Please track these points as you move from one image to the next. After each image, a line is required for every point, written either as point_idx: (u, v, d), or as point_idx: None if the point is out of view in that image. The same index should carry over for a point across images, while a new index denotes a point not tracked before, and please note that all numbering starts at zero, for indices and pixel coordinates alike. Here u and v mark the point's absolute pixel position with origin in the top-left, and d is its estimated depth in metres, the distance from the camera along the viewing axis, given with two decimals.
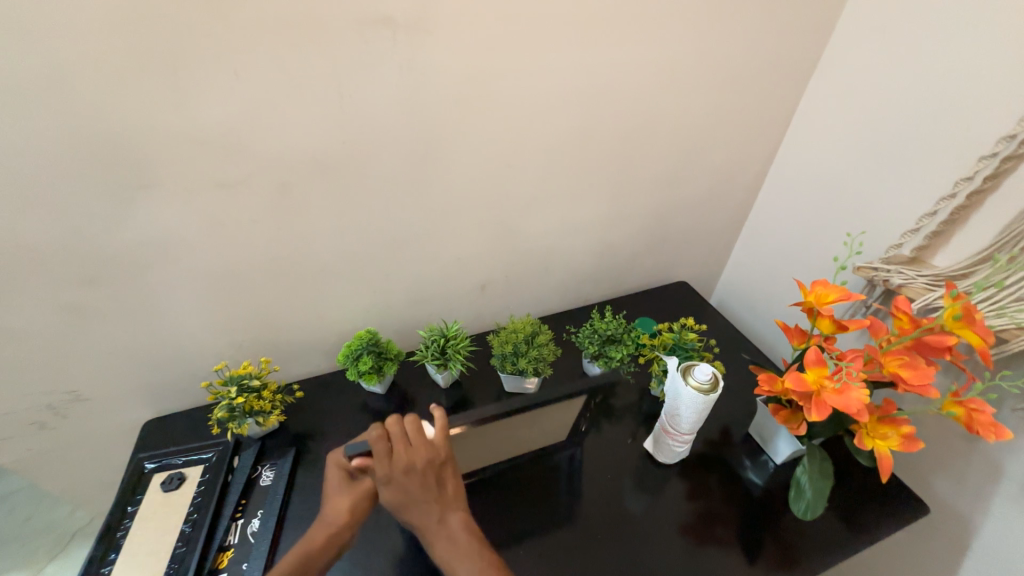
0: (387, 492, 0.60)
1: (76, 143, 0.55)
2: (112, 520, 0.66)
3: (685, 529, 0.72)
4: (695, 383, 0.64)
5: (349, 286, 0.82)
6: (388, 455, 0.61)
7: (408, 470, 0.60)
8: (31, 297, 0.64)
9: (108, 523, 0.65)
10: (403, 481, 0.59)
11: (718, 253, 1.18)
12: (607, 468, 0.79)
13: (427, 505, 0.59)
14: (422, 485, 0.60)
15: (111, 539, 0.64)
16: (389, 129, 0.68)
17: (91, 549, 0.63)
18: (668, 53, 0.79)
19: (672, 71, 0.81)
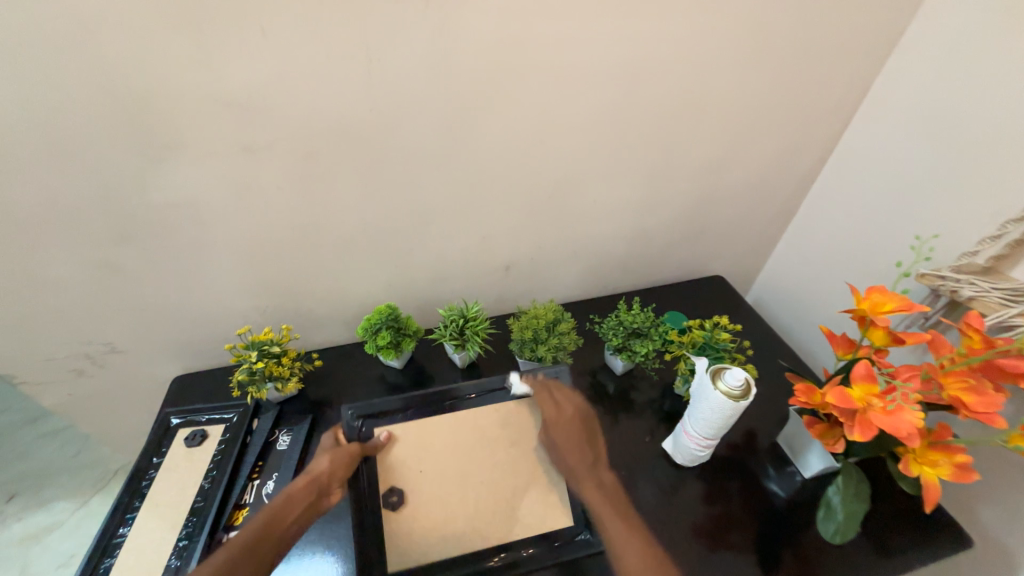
0: (556, 436, 0.68)
1: (105, 98, 0.55)
2: (139, 468, 0.69)
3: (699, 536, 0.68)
4: (725, 388, 0.58)
5: (371, 259, 0.81)
6: (552, 403, 0.71)
7: (567, 417, 0.70)
8: (69, 252, 0.66)
9: (138, 469, 0.69)
10: (561, 425, 0.69)
11: (760, 248, 1.11)
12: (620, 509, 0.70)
13: (581, 450, 0.67)
14: (573, 432, 0.68)
15: (137, 486, 0.67)
16: (420, 98, 0.65)
17: (118, 495, 0.66)
18: (729, 24, 0.71)
19: (731, 44, 0.73)
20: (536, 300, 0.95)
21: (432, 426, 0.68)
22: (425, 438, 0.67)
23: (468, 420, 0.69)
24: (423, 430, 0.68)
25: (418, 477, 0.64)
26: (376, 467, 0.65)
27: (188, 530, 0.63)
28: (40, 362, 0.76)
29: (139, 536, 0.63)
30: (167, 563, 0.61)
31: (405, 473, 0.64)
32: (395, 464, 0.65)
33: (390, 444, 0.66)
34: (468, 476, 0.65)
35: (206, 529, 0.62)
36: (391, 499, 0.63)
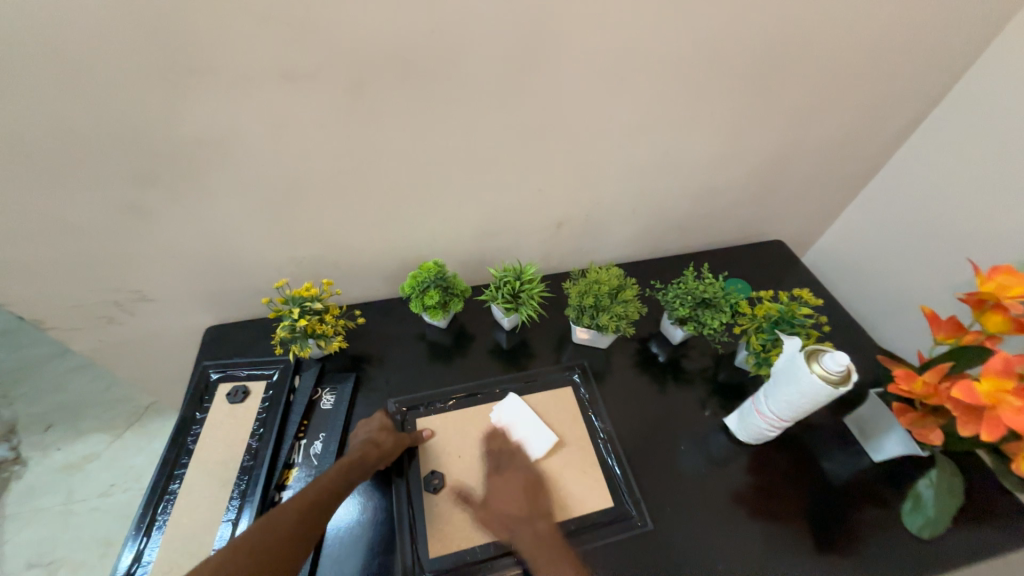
0: (492, 494, 0.62)
1: (121, 5, 0.45)
2: (184, 423, 0.67)
3: (760, 509, 0.66)
4: (821, 372, 0.53)
5: (417, 211, 0.74)
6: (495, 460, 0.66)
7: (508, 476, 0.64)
8: (89, 192, 0.58)
9: (182, 423, 0.67)
10: (499, 486, 0.63)
11: (828, 211, 1.02)
12: (661, 496, 0.67)
13: (519, 508, 0.61)
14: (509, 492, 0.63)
15: (183, 442, 0.65)
16: (490, 20, 0.54)
17: (165, 451, 0.64)
18: None
19: None
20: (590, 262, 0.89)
21: (465, 416, 0.71)
22: (463, 429, 0.70)
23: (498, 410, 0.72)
24: (460, 420, 0.71)
25: (457, 464, 0.66)
26: (419, 453, 0.67)
27: (238, 490, 0.61)
28: (67, 308, 0.72)
29: (190, 491, 0.61)
30: (222, 520, 0.59)
31: (446, 460, 0.66)
32: (436, 452, 0.67)
33: (429, 439, 0.68)
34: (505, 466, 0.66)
35: (258, 489, 0.60)
36: (434, 482, 0.64)
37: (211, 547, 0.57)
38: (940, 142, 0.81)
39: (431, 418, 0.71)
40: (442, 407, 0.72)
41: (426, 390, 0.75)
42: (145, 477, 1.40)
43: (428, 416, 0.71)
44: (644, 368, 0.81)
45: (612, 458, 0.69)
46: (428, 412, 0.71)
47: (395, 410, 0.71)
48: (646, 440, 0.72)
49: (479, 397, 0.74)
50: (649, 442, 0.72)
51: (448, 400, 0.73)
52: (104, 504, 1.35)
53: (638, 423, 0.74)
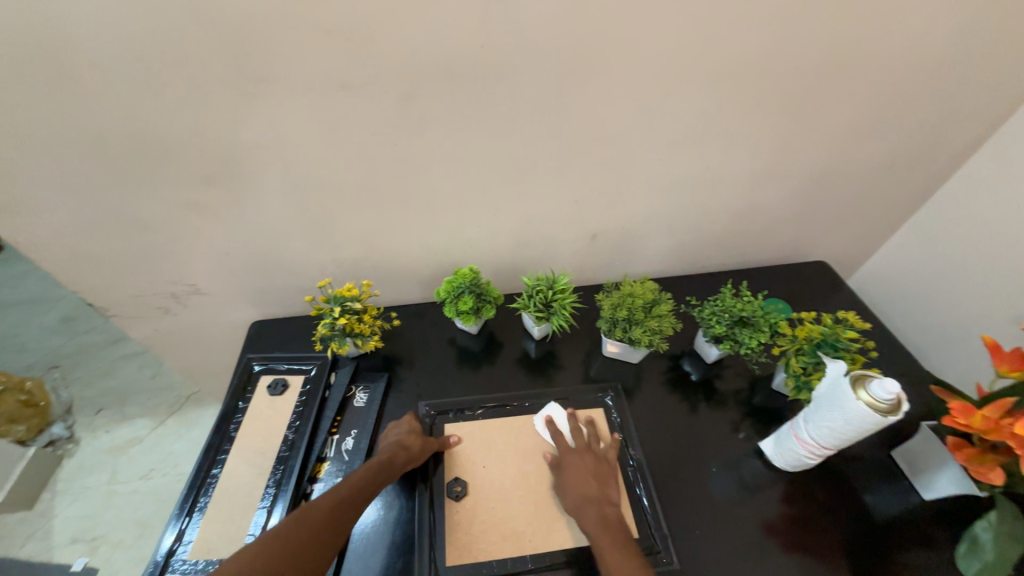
0: (562, 469, 0.64)
1: (205, 20, 0.49)
2: (227, 411, 0.70)
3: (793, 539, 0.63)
4: (868, 400, 0.50)
5: (455, 217, 0.76)
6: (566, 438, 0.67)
7: (582, 452, 0.65)
8: (158, 190, 0.63)
9: (225, 411, 0.70)
10: (571, 462, 0.64)
11: (876, 233, 0.97)
12: (688, 522, 0.65)
13: (588, 486, 0.62)
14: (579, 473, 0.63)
15: (225, 429, 0.69)
16: (538, 35, 0.56)
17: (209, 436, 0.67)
18: None
19: None
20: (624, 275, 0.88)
21: (492, 424, 0.72)
22: (489, 438, 0.70)
23: (526, 420, 0.72)
24: (486, 429, 0.71)
25: (482, 473, 0.66)
26: (446, 459, 0.68)
27: (273, 481, 0.63)
28: (129, 296, 0.78)
29: (230, 477, 0.64)
30: (257, 507, 0.62)
31: (470, 468, 0.67)
32: (462, 460, 0.68)
33: (456, 444, 0.69)
34: (529, 480, 0.66)
35: (291, 479, 0.63)
36: (456, 489, 0.65)
37: (246, 536, 0.60)
38: (1003, 164, 0.77)
39: (459, 424, 0.72)
40: (469, 415, 0.73)
41: (454, 396, 0.76)
42: (182, 464, 1.46)
43: (456, 421, 0.72)
44: (676, 386, 0.79)
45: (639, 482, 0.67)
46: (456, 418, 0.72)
47: (426, 414, 0.72)
48: (675, 460, 0.70)
49: (509, 406, 0.74)
50: (678, 464, 0.70)
51: (477, 407, 0.74)
52: (143, 487, 1.42)
53: (667, 442, 0.72)
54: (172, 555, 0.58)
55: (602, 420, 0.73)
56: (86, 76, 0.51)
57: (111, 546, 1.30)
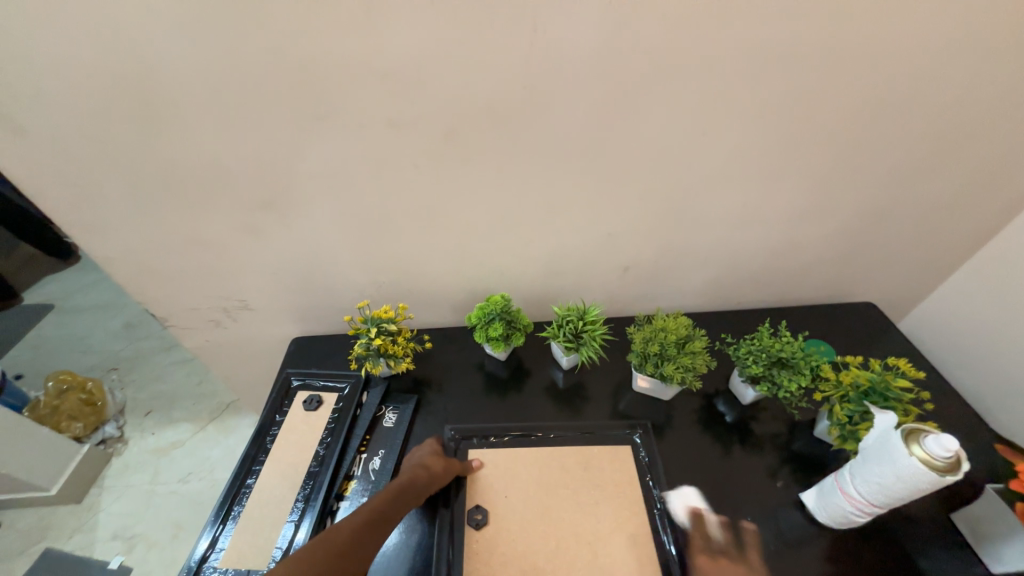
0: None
1: (277, 65, 0.55)
2: (265, 423, 0.74)
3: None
4: (922, 456, 0.47)
5: (489, 246, 0.78)
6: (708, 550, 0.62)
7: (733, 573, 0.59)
8: (222, 213, 0.69)
9: (262, 424, 0.74)
10: None
11: (929, 275, 0.92)
12: (719, 574, 0.60)
13: None
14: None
15: (262, 441, 0.72)
16: (578, 76, 0.58)
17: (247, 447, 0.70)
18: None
19: (983, 20, 0.56)
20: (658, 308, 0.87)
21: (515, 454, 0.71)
22: (511, 466, 0.70)
23: (550, 452, 0.72)
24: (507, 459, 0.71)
25: (502, 502, 0.66)
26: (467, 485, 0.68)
27: (302, 496, 0.65)
28: (187, 309, 0.84)
29: (263, 488, 0.67)
30: (285, 520, 0.63)
31: (491, 496, 0.66)
32: (484, 487, 0.67)
33: (479, 469, 0.69)
34: (551, 514, 0.65)
35: (319, 495, 0.64)
36: (477, 518, 0.64)
37: (273, 549, 0.61)
38: None
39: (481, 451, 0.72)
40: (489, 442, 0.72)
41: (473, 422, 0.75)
42: (217, 470, 1.52)
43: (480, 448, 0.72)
44: (708, 426, 0.77)
45: (666, 529, 0.63)
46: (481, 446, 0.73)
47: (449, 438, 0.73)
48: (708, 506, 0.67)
49: (533, 436, 0.73)
50: (709, 510, 0.67)
51: (501, 434, 0.74)
52: (181, 490, 1.48)
53: (699, 485, 0.69)
54: (205, 562, 0.60)
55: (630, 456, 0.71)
56: (172, 113, 0.58)
57: (146, 546, 1.36)
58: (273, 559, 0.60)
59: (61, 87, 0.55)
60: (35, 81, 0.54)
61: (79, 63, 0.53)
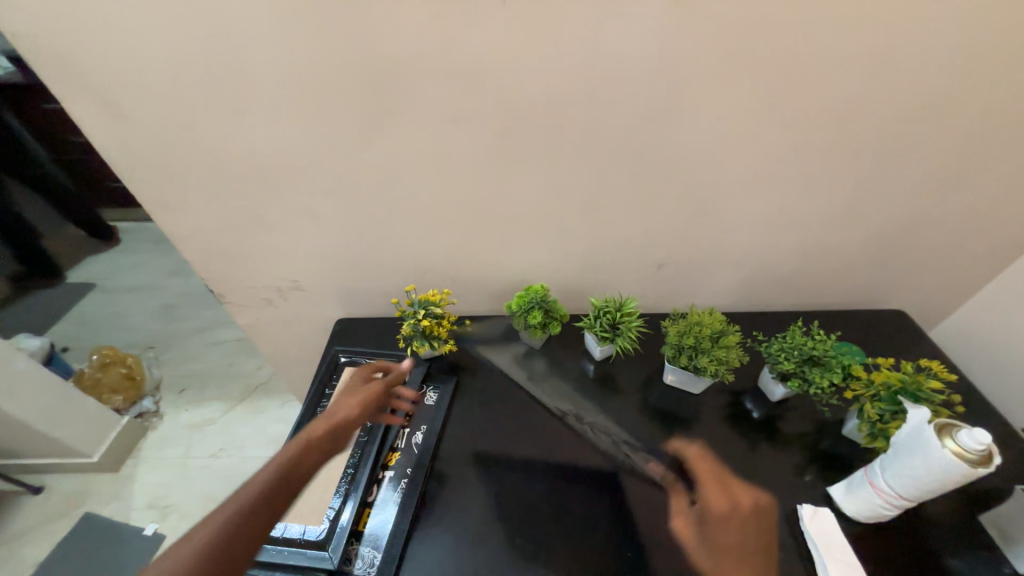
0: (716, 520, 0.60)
1: (354, 62, 0.60)
2: (314, 397, 0.78)
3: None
4: (955, 449, 0.49)
5: (531, 238, 0.82)
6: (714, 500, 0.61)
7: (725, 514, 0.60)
8: (287, 197, 0.75)
9: (310, 401, 0.78)
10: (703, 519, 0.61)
11: (962, 287, 0.93)
12: None
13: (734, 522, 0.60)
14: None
15: (312, 411, 0.77)
16: (628, 80, 0.62)
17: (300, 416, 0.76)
18: None
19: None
20: (692, 305, 0.90)
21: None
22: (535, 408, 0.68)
23: None
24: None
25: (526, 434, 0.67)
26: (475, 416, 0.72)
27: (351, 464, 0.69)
28: (243, 287, 0.90)
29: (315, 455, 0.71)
30: (337, 486, 0.68)
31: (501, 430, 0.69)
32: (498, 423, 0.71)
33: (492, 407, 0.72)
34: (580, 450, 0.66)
35: (368, 463, 0.69)
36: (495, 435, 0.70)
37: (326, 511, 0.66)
38: None
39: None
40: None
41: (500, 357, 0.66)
42: (246, 448, 1.58)
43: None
44: (736, 419, 0.79)
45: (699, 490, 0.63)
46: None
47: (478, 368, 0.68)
48: None
49: None
50: None
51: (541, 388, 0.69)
52: (212, 465, 1.54)
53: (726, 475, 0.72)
54: None
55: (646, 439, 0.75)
56: (255, 103, 0.63)
57: (178, 516, 1.42)
58: (328, 517, 0.64)
59: (161, 75, 0.60)
60: (140, 69, 0.60)
61: (179, 53, 0.58)
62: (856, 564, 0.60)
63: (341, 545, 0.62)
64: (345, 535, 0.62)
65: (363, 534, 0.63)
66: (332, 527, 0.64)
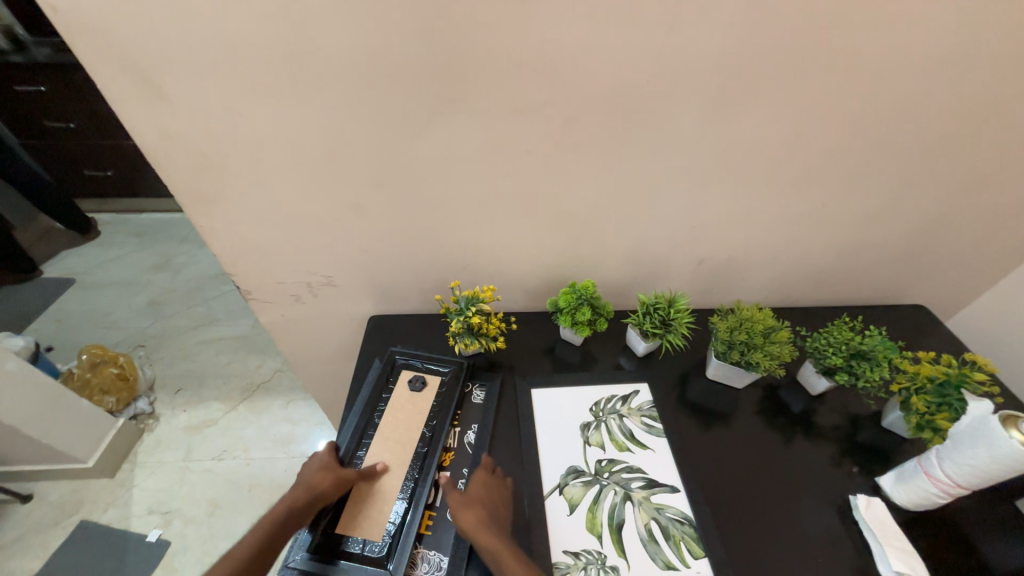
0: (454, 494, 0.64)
1: (422, 48, 0.57)
2: (372, 399, 0.75)
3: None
4: (1021, 438, 0.52)
5: (577, 233, 0.81)
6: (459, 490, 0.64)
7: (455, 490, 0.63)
8: (332, 189, 0.71)
9: (348, 446, 0.69)
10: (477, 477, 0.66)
11: (979, 283, 0.97)
12: (810, 550, 0.64)
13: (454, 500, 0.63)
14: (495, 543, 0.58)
15: (370, 415, 0.73)
16: (698, 75, 0.61)
17: (358, 418, 0.72)
18: None
19: None
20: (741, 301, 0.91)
21: (568, 436, 0.74)
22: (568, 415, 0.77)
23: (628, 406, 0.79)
24: (564, 429, 0.75)
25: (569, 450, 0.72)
26: (535, 432, 0.74)
27: (413, 472, 0.67)
28: (273, 282, 0.86)
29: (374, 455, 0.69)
30: (398, 494, 0.65)
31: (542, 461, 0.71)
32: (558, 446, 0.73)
33: (555, 423, 0.75)
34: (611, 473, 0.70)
35: (429, 468, 0.67)
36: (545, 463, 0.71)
37: (385, 524, 0.62)
38: None
39: (540, 420, 0.76)
40: (610, 402, 0.79)
41: (588, 382, 0.82)
42: (251, 450, 1.53)
43: (537, 419, 0.76)
44: (779, 410, 0.80)
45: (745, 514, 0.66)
46: (541, 420, 0.75)
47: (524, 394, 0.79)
48: (789, 486, 0.70)
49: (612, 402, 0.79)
50: (794, 491, 0.70)
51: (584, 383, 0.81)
52: (215, 468, 1.48)
53: (782, 465, 0.73)
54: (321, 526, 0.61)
55: (711, 443, 0.75)
56: (311, 89, 0.60)
57: (182, 521, 1.35)
58: (388, 533, 0.61)
59: (214, 55, 0.56)
60: (191, 48, 0.56)
61: (237, 34, 0.55)
62: (912, 550, 0.62)
63: (404, 556, 0.59)
64: (411, 539, 0.60)
65: (426, 536, 0.62)
66: (393, 538, 0.61)
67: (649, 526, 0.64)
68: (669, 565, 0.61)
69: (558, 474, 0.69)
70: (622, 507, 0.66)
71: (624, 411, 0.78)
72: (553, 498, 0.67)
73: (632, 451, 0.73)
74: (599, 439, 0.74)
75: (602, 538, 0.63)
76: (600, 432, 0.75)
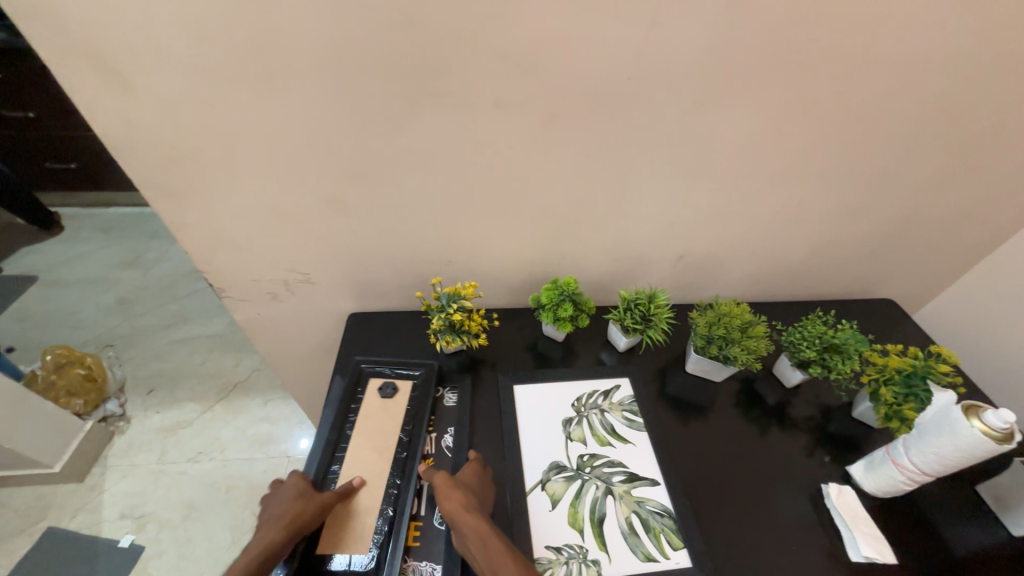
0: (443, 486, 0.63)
1: (401, 41, 0.56)
2: (341, 412, 0.73)
3: (896, 560, 0.64)
4: (981, 427, 0.54)
5: (559, 229, 0.81)
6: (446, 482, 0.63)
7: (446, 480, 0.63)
8: (309, 184, 0.70)
9: (321, 463, 0.67)
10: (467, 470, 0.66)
11: (943, 277, 1.01)
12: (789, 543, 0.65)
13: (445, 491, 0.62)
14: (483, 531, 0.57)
15: (341, 428, 0.72)
16: (679, 73, 0.62)
17: (329, 433, 0.70)
18: None
19: None
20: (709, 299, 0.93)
21: (550, 432, 0.74)
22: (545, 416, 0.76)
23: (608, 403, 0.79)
24: (545, 428, 0.75)
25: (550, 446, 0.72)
26: (517, 432, 0.73)
27: (394, 481, 0.66)
28: (247, 279, 0.84)
29: (355, 456, 0.68)
30: (381, 507, 0.64)
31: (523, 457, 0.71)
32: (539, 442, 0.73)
33: (535, 421, 0.75)
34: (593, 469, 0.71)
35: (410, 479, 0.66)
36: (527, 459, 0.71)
37: (371, 537, 0.61)
38: None
39: (522, 419, 0.75)
40: (592, 397, 0.79)
41: (568, 378, 0.82)
42: (229, 451, 1.49)
43: (519, 417, 0.76)
44: (755, 404, 0.82)
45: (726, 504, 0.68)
46: (522, 416, 0.75)
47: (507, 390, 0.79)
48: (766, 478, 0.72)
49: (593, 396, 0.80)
50: (770, 483, 0.71)
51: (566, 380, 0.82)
52: (191, 470, 1.44)
53: (758, 458, 0.74)
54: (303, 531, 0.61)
55: (691, 437, 0.76)
56: (286, 81, 0.58)
57: (157, 526, 1.32)
58: (374, 545, 0.61)
59: (181, 44, 0.54)
60: (156, 36, 0.53)
61: (205, 22, 0.52)
62: (879, 534, 0.65)
63: (393, 565, 0.59)
64: (398, 550, 0.60)
65: (414, 548, 0.62)
66: (381, 550, 0.60)
67: (630, 519, 0.65)
68: (649, 556, 0.62)
69: (540, 470, 0.69)
70: (603, 500, 0.67)
71: (606, 405, 0.79)
72: (534, 495, 0.67)
73: (613, 445, 0.73)
74: (581, 434, 0.74)
75: (583, 532, 0.64)
76: (582, 428, 0.75)
